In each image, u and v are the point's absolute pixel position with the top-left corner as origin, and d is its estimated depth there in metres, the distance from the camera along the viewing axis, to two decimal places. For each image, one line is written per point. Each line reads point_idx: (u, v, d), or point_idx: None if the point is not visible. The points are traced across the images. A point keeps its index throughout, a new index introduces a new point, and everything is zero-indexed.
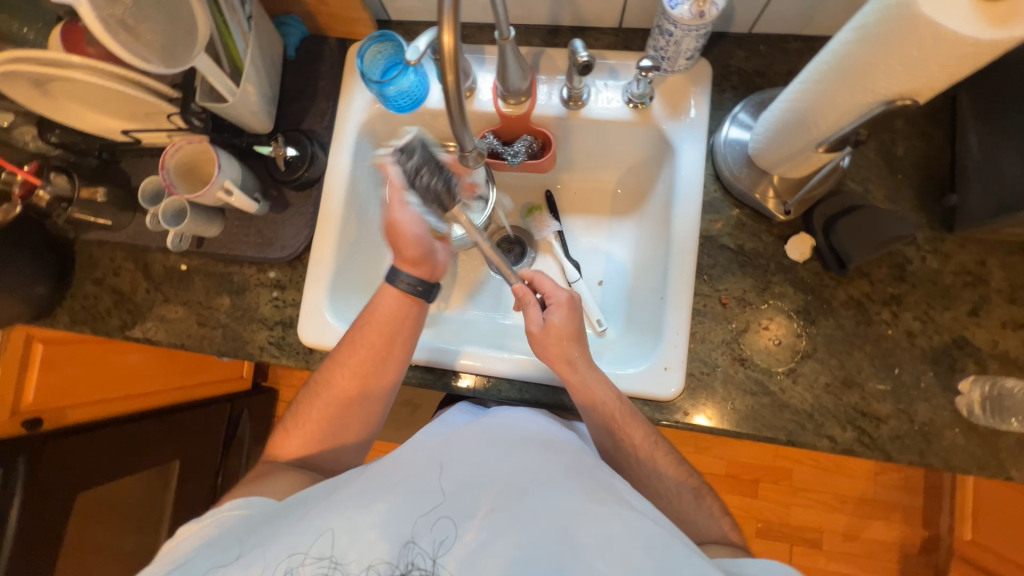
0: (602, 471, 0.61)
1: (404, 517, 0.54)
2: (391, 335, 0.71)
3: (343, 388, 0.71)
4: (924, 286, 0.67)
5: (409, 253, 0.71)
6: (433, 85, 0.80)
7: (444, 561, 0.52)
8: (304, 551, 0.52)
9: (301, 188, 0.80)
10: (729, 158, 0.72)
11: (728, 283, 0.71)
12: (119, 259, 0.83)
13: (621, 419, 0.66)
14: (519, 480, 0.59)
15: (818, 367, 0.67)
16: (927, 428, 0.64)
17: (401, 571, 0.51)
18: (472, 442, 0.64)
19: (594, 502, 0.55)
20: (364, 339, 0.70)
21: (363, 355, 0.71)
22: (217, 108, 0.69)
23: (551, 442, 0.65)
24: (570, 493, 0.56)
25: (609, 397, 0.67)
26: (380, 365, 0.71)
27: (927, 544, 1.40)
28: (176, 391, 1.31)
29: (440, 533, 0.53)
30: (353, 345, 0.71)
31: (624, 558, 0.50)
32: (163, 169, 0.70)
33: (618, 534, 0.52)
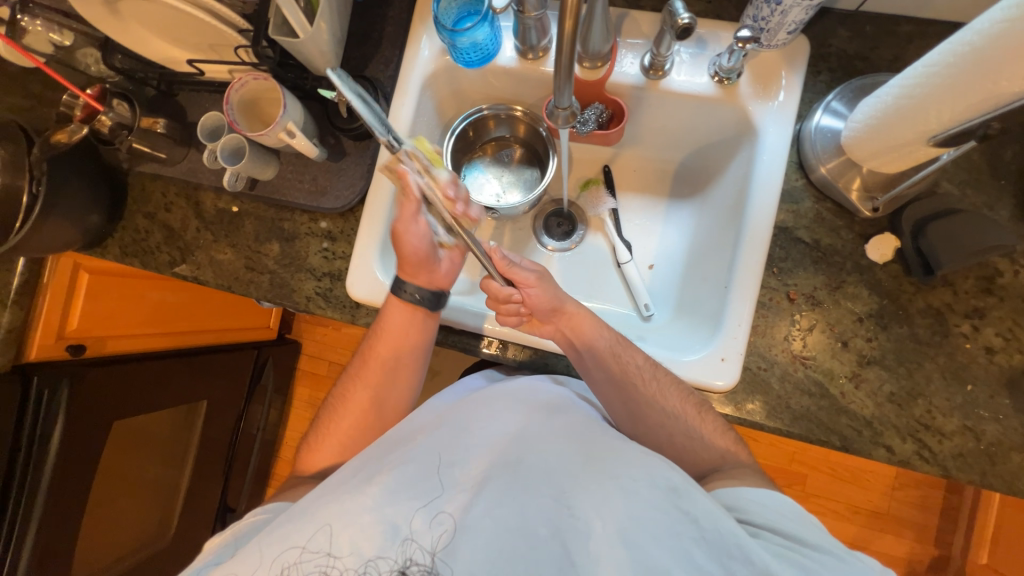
0: (596, 429, 0.62)
1: (401, 500, 0.54)
2: (399, 345, 0.73)
3: (358, 400, 0.75)
4: (1012, 302, 0.63)
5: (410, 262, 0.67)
6: (505, 41, 0.76)
7: (441, 555, 0.52)
8: (306, 545, 0.52)
9: (359, 138, 0.77)
10: (818, 147, 0.67)
11: (798, 278, 0.68)
12: (171, 196, 0.83)
13: (623, 347, 0.69)
14: (510, 453, 0.59)
15: (884, 374, 0.64)
16: (993, 448, 0.62)
17: (402, 567, 0.51)
18: (462, 415, 0.64)
19: (590, 467, 0.56)
20: (375, 354, 0.74)
21: (373, 366, 0.75)
22: (286, 44, 0.65)
23: (553, 404, 0.64)
24: (566, 460, 0.58)
25: (610, 334, 0.70)
26: (394, 375, 0.75)
27: (935, 563, 1.39)
28: (203, 334, 1.32)
29: (434, 519, 0.54)
30: (366, 359, 0.75)
31: (623, 521, 0.51)
32: (227, 105, 0.68)
33: (616, 498, 0.52)
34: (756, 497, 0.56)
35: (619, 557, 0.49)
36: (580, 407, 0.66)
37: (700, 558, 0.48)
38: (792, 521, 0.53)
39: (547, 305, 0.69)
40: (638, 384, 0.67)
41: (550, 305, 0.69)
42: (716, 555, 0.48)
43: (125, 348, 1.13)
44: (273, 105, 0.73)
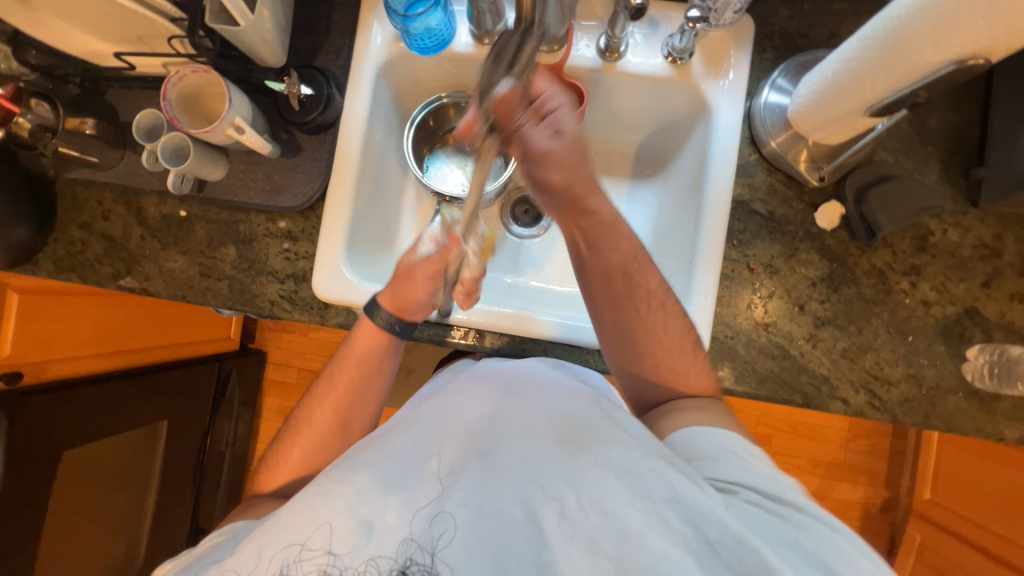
0: (570, 399, 0.58)
1: (376, 491, 0.51)
2: (370, 358, 0.69)
3: (328, 420, 0.68)
4: (943, 258, 0.69)
5: (399, 298, 0.66)
6: (460, 27, 0.75)
7: (443, 555, 0.47)
8: (305, 541, 0.49)
9: (314, 132, 0.74)
10: (767, 122, 0.70)
11: (756, 249, 0.71)
12: (108, 203, 0.76)
13: (637, 268, 0.65)
14: (483, 437, 0.55)
15: (837, 333, 0.69)
16: (933, 391, 0.68)
17: (401, 567, 0.47)
18: (436, 406, 0.61)
19: (564, 442, 0.53)
20: (344, 371, 0.69)
21: (342, 383, 0.69)
22: (224, 32, 0.60)
23: (528, 386, 0.60)
24: (538, 437, 0.54)
25: (627, 251, 0.65)
26: (366, 392, 0.70)
27: (886, 503, 1.53)
28: (158, 350, 1.25)
29: (411, 510, 0.50)
30: (333, 376, 0.69)
31: (598, 492, 0.48)
32: (165, 101, 0.64)
33: (590, 470, 0.49)
34: (726, 454, 0.54)
35: (591, 527, 0.47)
36: (561, 383, 0.61)
37: (672, 521, 0.46)
38: (757, 474, 0.52)
39: (564, 187, 0.65)
40: (641, 307, 0.64)
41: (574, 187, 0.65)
42: (688, 517, 0.46)
43: (74, 371, 1.05)
44: (216, 99, 0.69)
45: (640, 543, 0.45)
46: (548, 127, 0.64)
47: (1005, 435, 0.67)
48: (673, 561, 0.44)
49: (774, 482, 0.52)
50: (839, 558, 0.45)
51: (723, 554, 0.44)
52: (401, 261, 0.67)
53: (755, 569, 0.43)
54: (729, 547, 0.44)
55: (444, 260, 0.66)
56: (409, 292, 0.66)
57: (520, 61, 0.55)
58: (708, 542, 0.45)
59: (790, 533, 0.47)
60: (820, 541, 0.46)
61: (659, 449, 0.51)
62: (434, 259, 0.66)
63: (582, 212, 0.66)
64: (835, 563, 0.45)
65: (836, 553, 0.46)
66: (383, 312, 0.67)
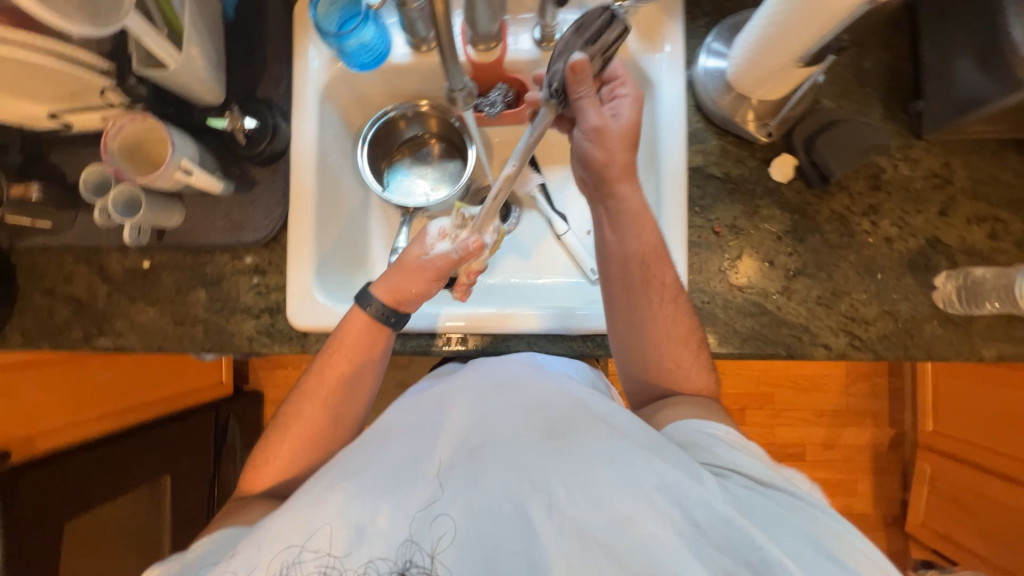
0: (559, 392, 0.57)
1: (366, 497, 0.50)
2: (360, 354, 0.66)
3: (317, 419, 0.66)
4: (898, 193, 0.71)
5: (398, 290, 0.65)
6: (395, 38, 0.75)
7: (442, 556, 0.47)
8: (304, 544, 0.49)
9: (265, 163, 0.74)
10: (709, 87, 0.71)
11: (719, 212, 0.72)
12: (69, 265, 0.75)
13: (655, 261, 0.64)
14: (472, 435, 0.54)
15: (809, 282, 0.70)
16: (909, 324, 0.69)
17: (400, 569, 0.47)
18: (426, 408, 0.59)
19: (552, 435, 0.52)
20: (333, 368, 0.66)
21: (330, 382, 0.66)
22: (159, 78, 0.62)
23: (516, 380, 0.59)
24: (527, 431, 0.52)
25: (633, 246, 0.64)
26: (355, 390, 0.67)
27: (894, 440, 1.55)
28: (153, 404, 1.23)
29: (403, 512, 0.49)
30: (321, 374, 0.66)
31: (586, 482, 0.47)
32: (107, 154, 0.63)
33: (579, 461, 0.49)
34: (721, 443, 0.55)
35: (581, 518, 0.46)
36: (552, 378, 0.60)
37: (661, 505, 0.45)
38: (749, 458, 0.53)
39: (602, 168, 0.63)
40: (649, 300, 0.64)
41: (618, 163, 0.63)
42: (673, 499, 0.46)
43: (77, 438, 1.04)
44: (159, 144, 0.68)
45: (629, 528, 0.45)
46: (609, 110, 0.63)
47: (985, 354, 0.68)
48: (665, 545, 0.43)
49: (765, 466, 0.52)
50: (831, 537, 0.46)
51: (711, 534, 0.44)
52: (408, 250, 0.65)
53: (745, 549, 0.43)
54: (717, 528, 0.44)
55: (461, 260, 0.65)
56: (408, 283, 0.65)
57: (598, 40, 0.58)
58: (697, 524, 0.45)
59: (782, 514, 0.47)
60: (808, 519, 0.47)
61: (650, 445, 0.50)
62: (452, 259, 0.64)
63: (610, 193, 0.65)
64: (825, 541, 0.45)
65: (826, 533, 0.46)
66: (376, 302, 0.65)
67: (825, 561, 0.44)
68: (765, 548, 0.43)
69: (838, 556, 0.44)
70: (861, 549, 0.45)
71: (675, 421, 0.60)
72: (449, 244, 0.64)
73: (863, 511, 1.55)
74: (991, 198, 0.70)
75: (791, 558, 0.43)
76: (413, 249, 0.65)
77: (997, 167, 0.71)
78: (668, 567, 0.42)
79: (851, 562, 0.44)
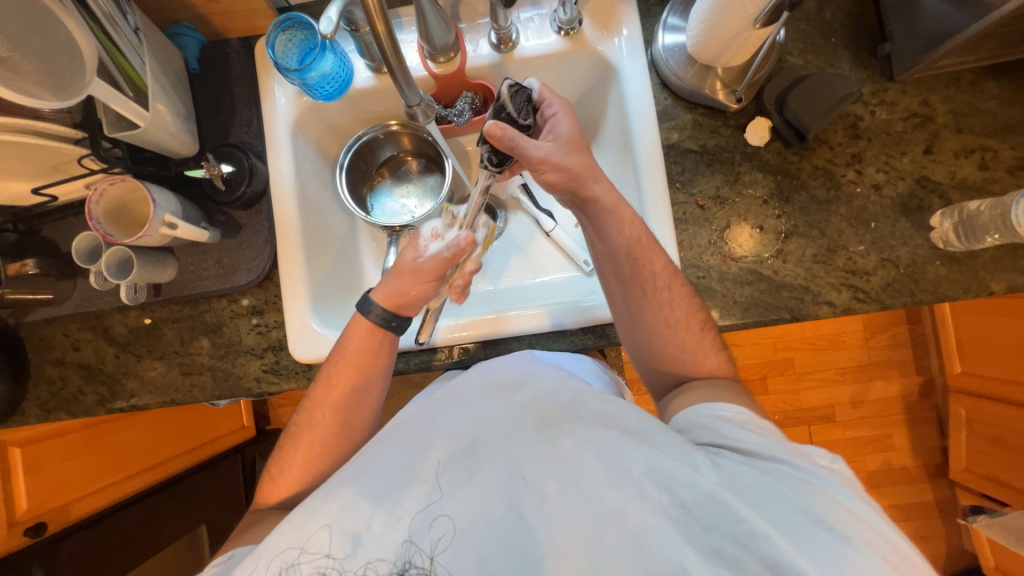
0: (555, 385, 0.56)
1: (362, 504, 0.50)
2: (366, 359, 0.66)
3: (328, 426, 0.66)
4: (879, 138, 0.70)
5: (396, 294, 0.64)
6: (356, 63, 0.76)
7: (441, 558, 0.46)
8: (304, 546, 0.49)
9: (248, 206, 0.75)
10: (672, 63, 0.71)
11: (701, 185, 0.72)
12: (74, 332, 0.77)
13: (642, 249, 0.63)
14: (468, 433, 0.53)
15: (803, 241, 0.69)
16: (911, 269, 0.68)
17: (400, 570, 0.47)
18: (424, 412, 0.58)
19: (545, 431, 0.51)
20: (340, 376, 0.66)
21: (339, 390, 0.66)
22: (130, 137, 0.63)
23: (512, 377, 0.58)
24: (523, 426, 0.52)
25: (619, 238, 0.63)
26: (364, 395, 0.67)
27: (924, 389, 1.51)
28: (187, 453, 1.25)
29: (396, 516, 0.49)
30: (330, 381, 0.66)
31: (576, 474, 0.47)
32: (93, 220, 0.64)
33: (570, 455, 0.48)
34: (728, 423, 0.53)
35: (574, 509, 0.46)
36: (548, 371, 0.59)
37: (650, 491, 0.45)
38: (748, 434, 0.51)
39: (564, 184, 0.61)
40: (643, 287, 0.63)
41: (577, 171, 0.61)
42: (662, 484, 0.45)
43: (115, 497, 1.07)
44: (143, 204, 0.70)
45: (619, 518, 0.45)
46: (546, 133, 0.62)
47: (995, 288, 0.67)
48: (655, 531, 0.44)
49: (770, 443, 0.50)
50: (825, 504, 0.44)
51: (699, 515, 0.44)
52: (405, 253, 0.64)
53: (731, 527, 0.43)
54: (705, 507, 0.44)
55: (455, 258, 0.63)
56: (405, 286, 0.63)
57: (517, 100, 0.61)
58: (684, 505, 0.45)
59: (777, 486, 0.46)
60: (805, 493, 0.45)
61: (641, 434, 0.49)
62: (444, 258, 0.62)
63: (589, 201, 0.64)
64: (818, 507, 0.44)
65: (820, 501, 0.44)
66: (375, 307, 0.65)
67: (816, 529, 0.42)
68: (752, 525, 0.42)
69: (829, 523, 0.43)
70: (852, 512, 0.44)
71: (687, 406, 0.58)
72: (442, 243, 0.63)
73: (903, 464, 1.51)
74: (976, 129, 0.69)
75: (779, 533, 0.42)
76: (405, 251, 0.64)
77: (978, 97, 0.69)
78: (659, 552, 0.43)
79: (841, 526, 0.43)
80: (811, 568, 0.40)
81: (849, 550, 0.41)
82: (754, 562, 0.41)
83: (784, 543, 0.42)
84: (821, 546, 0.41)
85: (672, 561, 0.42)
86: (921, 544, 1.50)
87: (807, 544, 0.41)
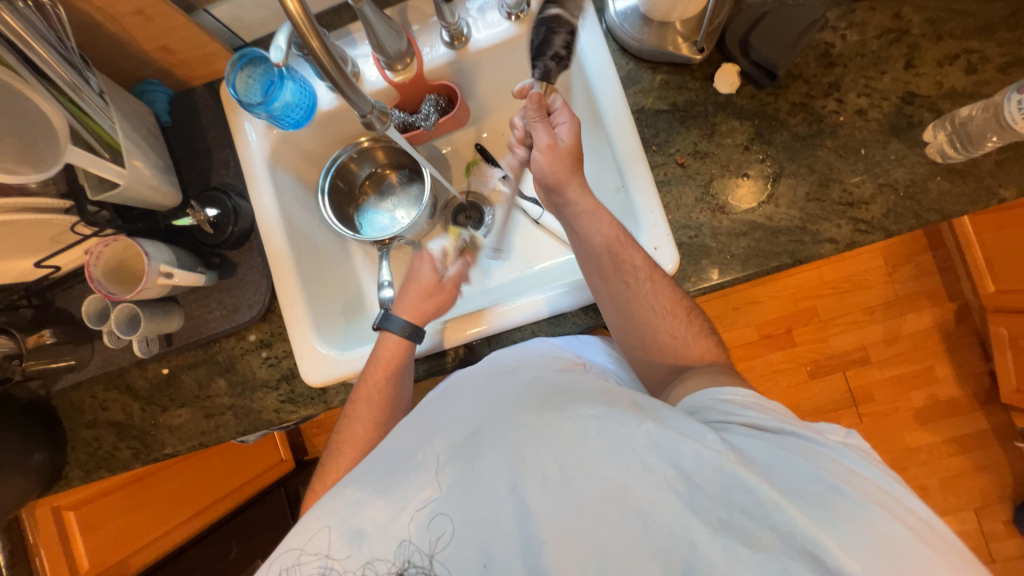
0: (553, 371, 0.56)
1: (369, 500, 0.51)
2: (402, 353, 0.68)
3: (367, 432, 0.67)
4: (855, 62, 0.67)
5: (416, 305, 0.71)
6: (318, 86, 0.77)
7: (441, 557, 0.47)
8: (304, 547, 0.51)
9: (238, 245, 0.76)
10: (626, 26, 0.70)
11: (678, 143, 0.70)
12: (101, 393, 0.80)
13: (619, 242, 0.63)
14: (472, 421, 0.53)
15: (793, 181, 0.67)
16: (912, 189, 0.65)
17: (399, 569, 0.48)
18: (428, 412, 0.59)
19: (544, 410, 0.50)
20: (375, 381, 0.67)
21: (379, 377, 0.67)
22: (113, 197, 0.65)
23: (514, 364, 0.59)
24: (520, 411, 0.51)
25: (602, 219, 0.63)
26: (395, 399, 0.68)
27: (959, 315, 1.45)
28: (234, 493, 1.28)
29: (401, 511, 0.50)
30: (362, 386, 0.68)
31: (579, 453, 0.46)
32: (94, 281, 0.66)
33: (568, 431, 0.47)
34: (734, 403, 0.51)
35: (573, 491, 0.45)
36: (550, 358, 0.59)
37: (652, 465, 0.44)
38: (755, 410, 0.50)
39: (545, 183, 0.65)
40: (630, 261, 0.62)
41: (557, 177, 0.64)
42: (666, 458, 0.44)
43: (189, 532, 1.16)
44: (138, 260, 0.72)
45: (623, 496, 0.43)
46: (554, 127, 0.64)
47: (1006, 196, 0.63)
48: (661, 506, 0.42)
49: (776, 418, 0.49)
50: (837, 470, 0.44)
51: (707, 487, 0.42)
52: (428, 271, 0.73)
53: (738, 497, 0.41)
54: (712, 477, 0.42)
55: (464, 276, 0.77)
56: (425, 300, 0.71)
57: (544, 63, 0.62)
58: (690, 478, 0.43)
59: (786, 456, 0.45)
60: (818, 460, 0.45)
61: (648, 411, 0.48)
62: (462, 274, 0.75)
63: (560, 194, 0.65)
64: (832, 474, 0.43)
65: (834, 468, 0.44)
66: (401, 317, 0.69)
67: (830, 495, 0.41)
68: (759, 493, 0.41)
69: (843, 488, 0.42)
70: (864, 477, 0.44)
71: (688, 394, 0.56)
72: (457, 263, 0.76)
73: (950, 396, 1.45)
74: (957, 33, 0.65)
75: (788, 501, 0.41)
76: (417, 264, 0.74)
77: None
78: (663, 526, 0.42)
79: (858, 492, 0.42)
80: (828, 537, 0.39)
81: (866, 514, 0.40)
82: (766, 532, 0.40)
83: (794, 511, 0.40)
84: (837, 511, 0.40)
85: (678, 536, 0.41)
86: (983, 476, 1.43)
87: (819, 513, 0.40)
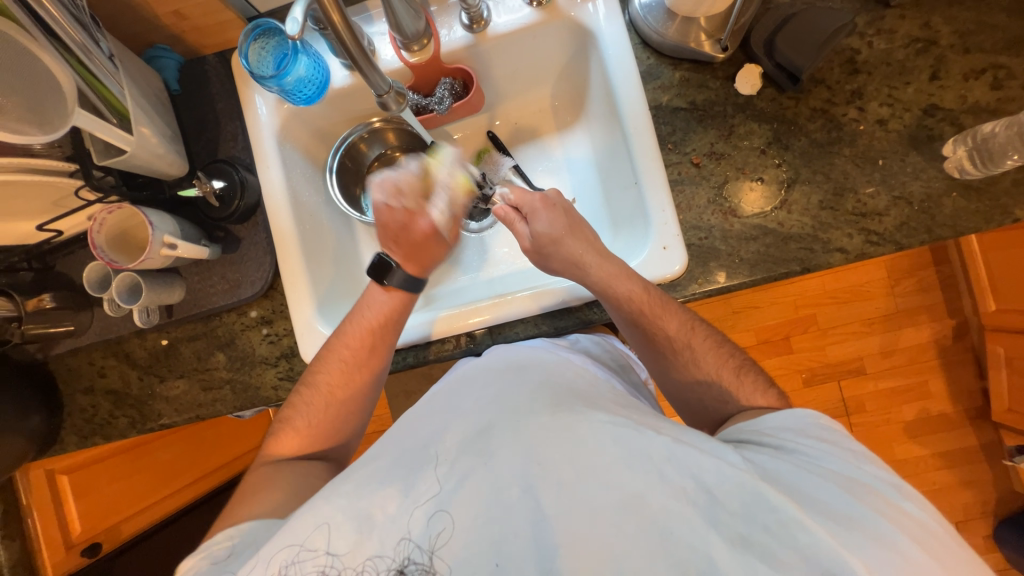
0: (568, 374, 0.57)
1: (379, 490, 0.50)
2: (377, 336, 0.68)
3: (338, 393, 0.68)
4: (880, 70, 0.66)
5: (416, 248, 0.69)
6: (332, 62, 0.75)
7: (442, 552, 0.46)
8: (305, 542, 0.49)
9: (244, 219, 0.75)
10: (650, 19, 0.68)
11: (694, 143, 0.69)
12: (99, 360, 0.80)
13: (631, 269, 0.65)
14: (481, 418, 0.53)
15: (808, 188, 0.66)
16: (926, 204, 0.64)
17: (399, 565, 0.47)
18: (444, 398, 0.59)
19: (558, 412, 0.50)
20: (355, 340, 0.68)
21: (358, 340, 0.68)
22: (119, 164, 0.64)
23: (524, 360, 0.60)
24: (533, 409, 0.51)
25: None
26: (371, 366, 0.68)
27: (958, 331, 1.45)
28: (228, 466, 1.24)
29: (410, 505, 0.49)
30: (338, 345, 0.68)
31: (595, 462, 0.46)
32: (97, 249, 0.65)
33: (584, 436, 0.47)
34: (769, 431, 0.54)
35: (590, 498, 0.45)
36: (563, 363, 0.60)
37: (669, 476, 0.45)
38: (803, 440, 0.52)
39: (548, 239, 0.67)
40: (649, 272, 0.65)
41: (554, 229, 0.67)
42: (684, 469, 0.45)
43: (181, 503, 1.16)
44: (142, 230, 0.71)
45: (640, 506, 0.44)
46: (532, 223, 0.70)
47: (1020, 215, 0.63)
48: (678, 518, 0.43)
49: (812, 448, 0.51)
50: (869, 499, 0.45)
51: (727, 502, 0.44)
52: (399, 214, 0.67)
53: (762, 516, 0.43)
54: (733, 494, 0.44)
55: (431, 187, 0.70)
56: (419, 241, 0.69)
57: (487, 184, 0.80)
58: (709, 491, 0.44)
59: (815, 480, 0.47)
60: (853, 490, 0.46)
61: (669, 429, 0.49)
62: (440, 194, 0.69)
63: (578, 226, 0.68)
64: (865, 503, 0.45)
65: (866, 498, 0.45)
66: (403, 273, 0.69)
67: (860, 519, 0.43)
68: (784, 512, 0.42)
69: (871, 514, 0.44)
70: (897, 507, 0.45)
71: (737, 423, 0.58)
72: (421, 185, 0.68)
73: (942, 411, 1.46)
74: (986, 46, 0.64)
75: (814, 522, 0.42)
76: (387, 217, 0.67)
77: (985, 12, 0.65)
78: (682, 541, 0.42)
79: (885, 520, 0.43)
80: (855, 559, 0.40)
81: (895, 541, 0.41)
82: (790, 554, 0.41)
83: (821, 531, 0.41)
84: (864, 535, 0.42)
85: (697, 551, 0.42)
86: (968, 491, 1.44)
87: (843, 532, 0.42)
